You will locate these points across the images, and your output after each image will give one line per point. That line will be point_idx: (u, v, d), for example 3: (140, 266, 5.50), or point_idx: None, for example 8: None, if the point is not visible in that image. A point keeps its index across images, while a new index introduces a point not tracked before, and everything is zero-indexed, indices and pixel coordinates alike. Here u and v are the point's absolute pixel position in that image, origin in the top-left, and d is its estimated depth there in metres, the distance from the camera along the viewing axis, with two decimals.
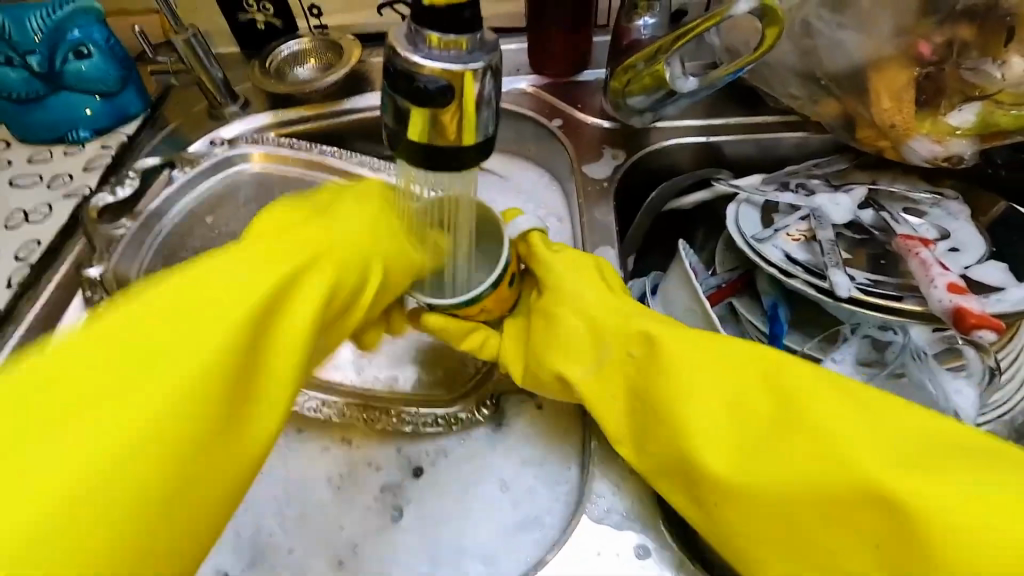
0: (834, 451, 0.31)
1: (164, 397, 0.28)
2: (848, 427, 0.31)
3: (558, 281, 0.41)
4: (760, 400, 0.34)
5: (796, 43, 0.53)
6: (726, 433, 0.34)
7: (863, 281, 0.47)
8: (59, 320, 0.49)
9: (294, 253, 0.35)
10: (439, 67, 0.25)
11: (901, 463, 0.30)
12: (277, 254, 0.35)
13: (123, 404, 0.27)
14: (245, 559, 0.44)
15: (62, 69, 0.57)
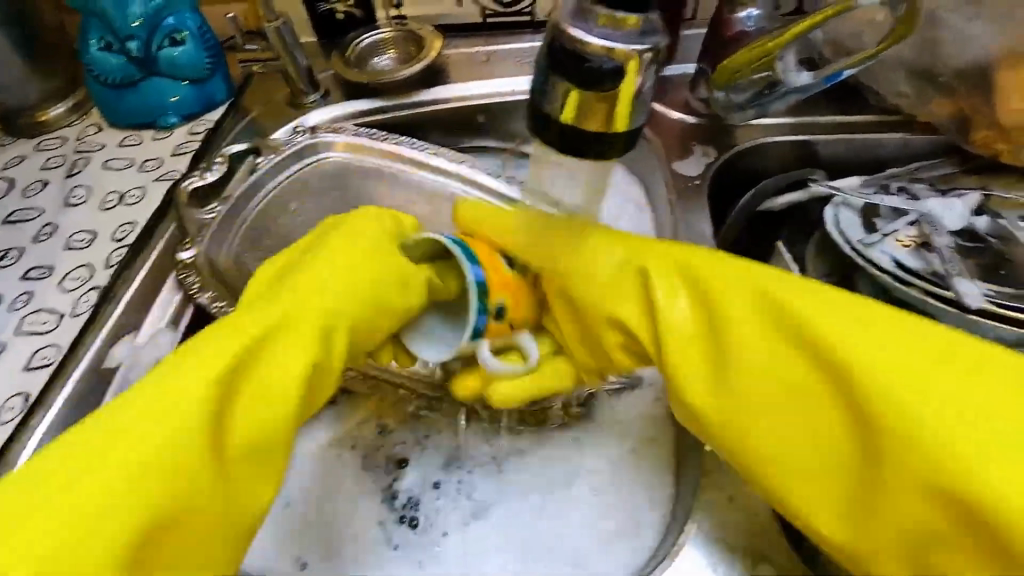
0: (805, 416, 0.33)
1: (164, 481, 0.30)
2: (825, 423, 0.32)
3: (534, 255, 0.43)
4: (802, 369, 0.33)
5: (917, 37, 0.50)
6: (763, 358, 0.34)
7: (988, 291, 0.44)
8: (154, 301, 0.49)
9: (260, 320, 0.35)
10: (606, 47, 0.23)
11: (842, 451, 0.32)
12: (293, 326, 0.35)
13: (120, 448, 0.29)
14: (318, 551, 0.43)
15: (157, 54, 0.58)
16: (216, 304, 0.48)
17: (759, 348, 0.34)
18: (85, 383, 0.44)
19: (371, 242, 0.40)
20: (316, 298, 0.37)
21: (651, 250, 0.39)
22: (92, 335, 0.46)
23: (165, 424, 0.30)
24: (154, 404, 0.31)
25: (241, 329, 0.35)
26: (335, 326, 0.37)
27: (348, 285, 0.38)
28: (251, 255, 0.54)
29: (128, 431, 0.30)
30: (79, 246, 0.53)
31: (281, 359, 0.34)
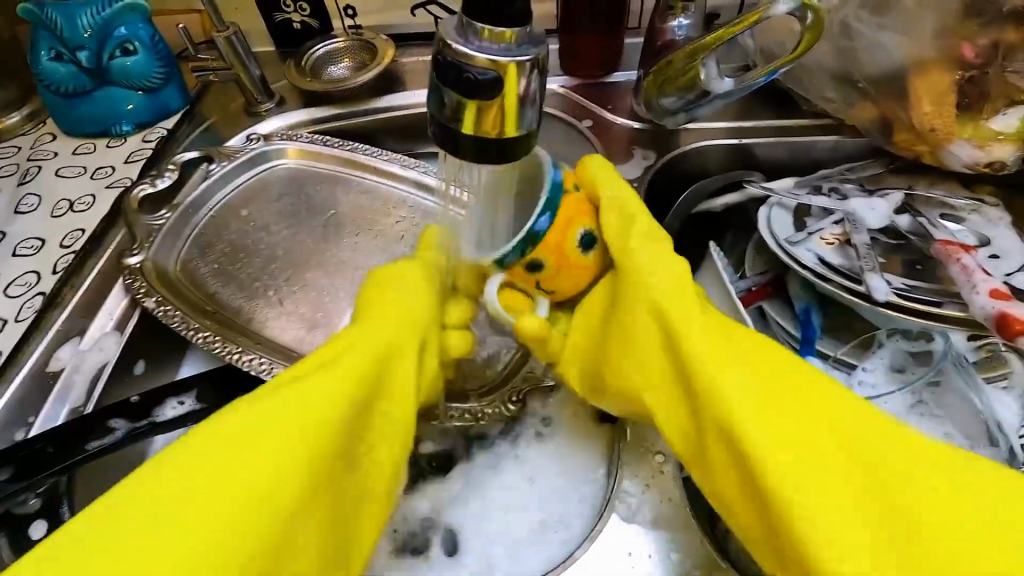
0: (811, 458, 0.29)
1: (245, 494, 0.28)
2: (837, 471, 0.29)
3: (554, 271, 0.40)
4: (795, 412, 0.31)
5: (835, 45, 0.53)
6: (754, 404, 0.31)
7: (899, 285, 0.46)
8: (100, 306, 0.50)
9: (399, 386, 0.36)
10: (488, 59, 0.25)
11: (854, 493, 0.28)
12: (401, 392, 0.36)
13: (226, 479, 0.29)
14: None
15: (108, 64, 0.59)
16: (160, 309, 0.49)
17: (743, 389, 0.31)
18: (27, 387, 0.45)
19: (465, 264, 0.41)
20: (387, 312, 0.37)
21: (650, 281, 0.36)
22: (37, 340, 0.47)
23: (263, 456, 0.29)
24: (229, 452, 0.29)
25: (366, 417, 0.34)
26: (405, 344, 0.36)
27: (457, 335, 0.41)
28: (201, 260, 0.55)
29: (259, 440, 0.30)
30: (27, 253, 0.54)
31: (367, 415, 0.35)
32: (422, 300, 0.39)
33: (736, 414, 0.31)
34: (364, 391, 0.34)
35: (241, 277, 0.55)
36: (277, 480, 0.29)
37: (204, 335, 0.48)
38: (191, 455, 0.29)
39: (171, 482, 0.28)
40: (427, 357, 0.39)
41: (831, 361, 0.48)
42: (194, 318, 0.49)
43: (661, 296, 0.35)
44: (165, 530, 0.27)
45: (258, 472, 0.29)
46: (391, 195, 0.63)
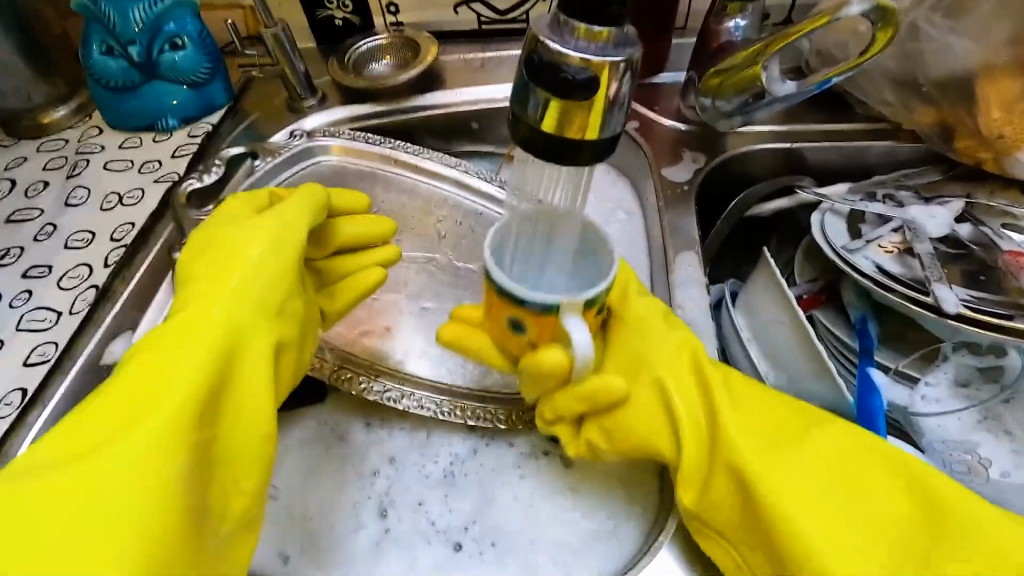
0: (803, 479, 0.35)
1: (129, 461, 0.29)
2: (826, 493, 0.34)
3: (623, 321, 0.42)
4: (787, 441, 0.37)
5: (899, 48, 0.51)
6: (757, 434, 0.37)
7: (967, 295, 0.44)
8: (150, 300, 0.50)
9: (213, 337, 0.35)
10: (583, 59, 0.25)
11: (838, 513, 0.34)
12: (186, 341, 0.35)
13: (93, 460, 0.29)
14: (294, 548, 0.42)
15: (158, 59, 0.60)
16: None
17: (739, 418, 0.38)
18: (80, 379, 0.45)
19: (287, 223, 0.42)
20: (214, 291, 0.38)
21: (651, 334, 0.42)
22: (90, 333, 0.47)
23: (102, 424, 0.31)
24: (118, 420, 0.31)
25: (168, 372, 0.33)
26: (286, 303, 0.39)
27: (270, 254, 0.40)
28: None
29: (131, 414, 0.31)
30: (78, 246, 0.54)
31: (254, 365, 0.36)
32: (269, 268, 0.39)
33: (735, 445, 0.36)
34: (244, 348, 0.36)
35: None
36: (167, 434, 0.31)
37: None
38: (115, 411, 0.32)
39: (106, 444, 0.30)
40: (308, 322, 0.42)
41: (892, 373, 0.47)
42: None
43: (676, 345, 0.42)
44: (83, 481, 0.29)
45: (152, 431, 0.30)
46: (433, 193, 0.63)
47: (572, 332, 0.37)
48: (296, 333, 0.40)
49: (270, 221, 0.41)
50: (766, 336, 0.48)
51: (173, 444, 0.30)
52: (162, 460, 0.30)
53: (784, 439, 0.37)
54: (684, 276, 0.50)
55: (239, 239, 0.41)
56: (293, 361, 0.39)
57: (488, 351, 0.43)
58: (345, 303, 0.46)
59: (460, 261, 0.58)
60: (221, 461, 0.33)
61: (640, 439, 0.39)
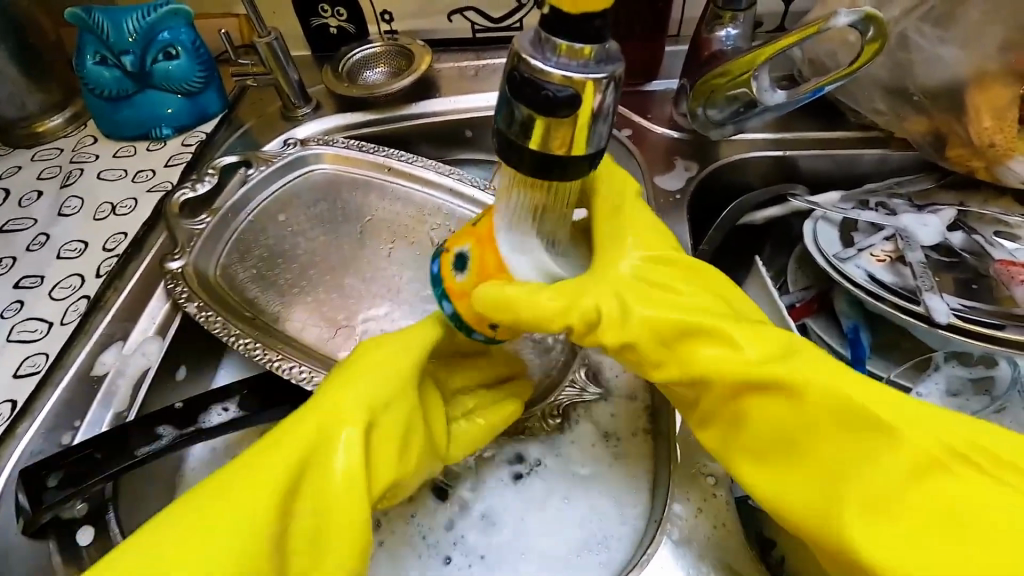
0: (836, 452, 0.30)
1: (220, 556, 0.29)
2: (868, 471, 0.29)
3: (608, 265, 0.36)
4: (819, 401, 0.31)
5: (891, 57, 0.51)
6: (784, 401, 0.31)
7: (958, 305, 0.44)
8: (142, 310, 0.50)
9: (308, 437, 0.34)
10: (564, 76, 0.25)
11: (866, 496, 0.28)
12: (295, 437, 0.34)
13: (185, 552, 0.29)
14: None
15: (151, 69, 0.60)
16: (202, 314, 0.49)
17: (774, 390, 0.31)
18: (71, 390, 0.45)
19: (416, 347, 0.38)
20: (328, 400, 0.35)
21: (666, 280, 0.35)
22: (81, 343, 0.47)
23: (197, 518, 0.31)
24: (207, 513, 0.31)
25: (270, 469, 0.32)
26: (385, 411, 0.35)
27: (400, 346, 0.38)
28: (240, 265, 0.55)
29: (224, 510, 0.31)
30: (71, 256, 0.54)
31: (346, 463, 0.33)
32: (387, 376, 0.36)
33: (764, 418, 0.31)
34: (336, 450, 0.34)
35: (279, 283, 0.55)
36: (253, 533, 0.30)
37: (245, 342, 0.48)
38: (219, 499, 0.31)
39: (208, 525, 0.30)
40: (418, 429, 0.37)
41: (883, 382, 0.47)
42: (234, 326, 0.49)
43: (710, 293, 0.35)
44: (185, 566, 0.29)
45: (241, 519, 0.31)
46: (426, 201, 0.63)
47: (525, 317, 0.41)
48: (400, 429, 0.36)
49: (408, 337, 0.38)
50: None
51: (257, 544, 0.30)
52: (235, 572, 0.29)
53: (782, 357, 0.32)
54: None
55: (412, 332, 0.39)
56: (393, 455, 0.35)
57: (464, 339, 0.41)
58: (475, 429, 0.41)
59: None
60: (311, 556, 0.32)
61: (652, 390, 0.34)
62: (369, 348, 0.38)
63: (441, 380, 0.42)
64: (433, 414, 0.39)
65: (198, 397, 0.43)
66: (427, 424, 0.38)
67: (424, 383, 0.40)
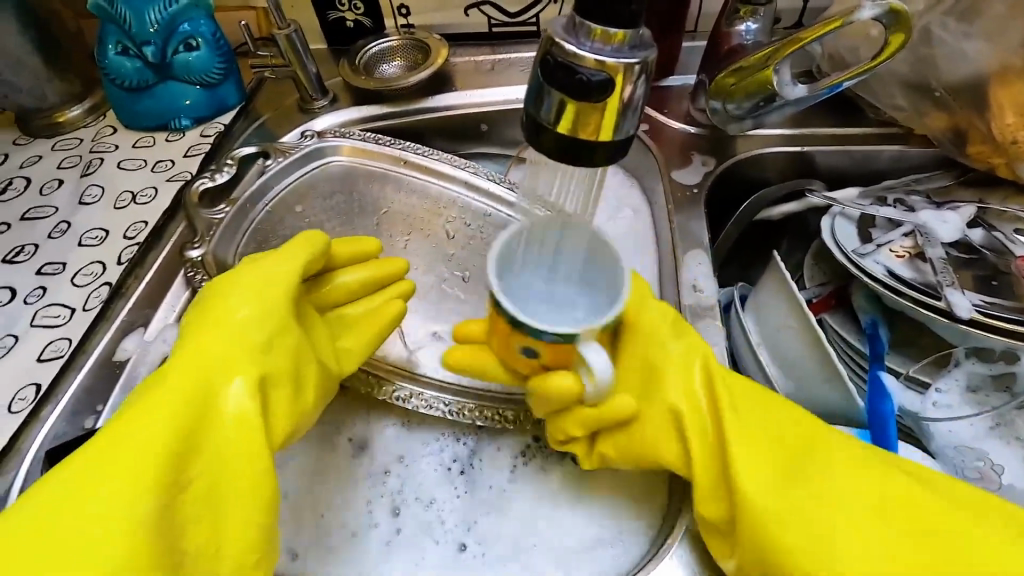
0: (797, 488, 0.34)
1: (120, 495, 0.30)
2: (833, 506, 0.33)
3: (640, 326, 0.42)
4: (780, 432, 0.37)
5: (913, 52, 0.51)
6: (749, 443, 0.36)
7: (978, 300, 0.44)
8: (162, 298, 0.50)
9: (205, 372, 0.36)
10: (598, 60, 0.25)
11: (832, 521, 0.33)
12: (194, 375, 0.36)
13: (90, 494, 0.30)
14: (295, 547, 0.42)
15: (172, 60, 0.60)
16: None
17: (739, 435, 0.36)
18: (93, 375, 0.46)
19: (289, 264, 0.41)
20: (208, 341, 0.37)
21: (649, 338, 0.41)
22: (103, 329, 0.48)
23: (89, 464, 0.31)
24: (100, 457, 0.32)
25: (169, 408, 0.34)
26: (274, 341, 0.38)
27: (270, 274, 0.41)
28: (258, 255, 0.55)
29: (118, 452, 0.32)
30: (92, 243, 0.55)
31: (236, 400, 0.35)
32: (261, 318, 0.39)
33: (736, 461, 0.35)
34: (222, 390, 0.36)
35: None
36: (151, 469, 0.31)
37: None
38: (106, 446, 0.32)
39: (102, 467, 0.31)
40: (307, 360, 0.40)
41: (903, 378, 0.46)
42: None
43: (684, 348, 0.40)
44: (77, 508, 0.30)
45: (116, 465, 0.31)
46: (442, 194, 0.63)
47: (590, 358, 0.37)
48: (291, 366, 0.39)
49: (271, 262, 0.42)
50: (776, 341, 0.48)
51: (161, 471, 0.32)
52: (140, 504, 0.30)
53: (739, 405, 0.38)
54: (693, 277, 0.49)
55: (266, 265, 0.41)
56: (287, 393, 0.38)
57: (500, 375, 0.43)
58: (358, 346, 0.43)
59: (468, 261, 0.59)
60: (205, 499, 0.33)
61: (641, 450, 0.39)
62: (224, 282, 0.41)
63: (333, 324, 0.45)
64: (316, 337, 0.42)
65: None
66: (320, 354, 0.41)
67: (310, 325, 0.42)
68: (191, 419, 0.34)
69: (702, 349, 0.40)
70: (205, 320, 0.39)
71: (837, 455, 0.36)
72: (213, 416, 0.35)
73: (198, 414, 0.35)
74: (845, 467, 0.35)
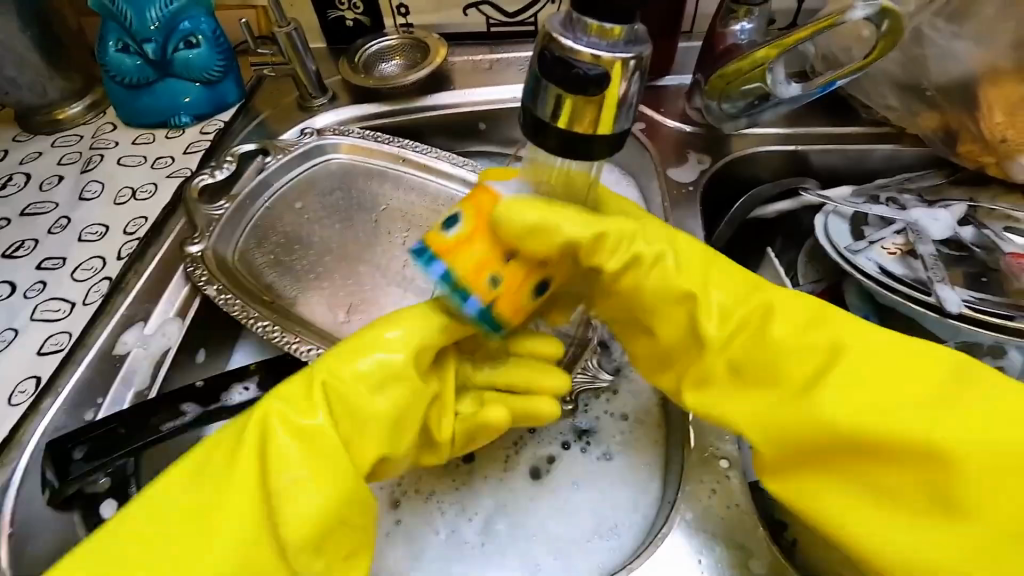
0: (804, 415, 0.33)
1: None
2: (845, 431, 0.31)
3: (628, 259, 0.37)
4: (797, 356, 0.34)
5: (905, 53, 0.52)
6: (744, 380, 0.35)
7: (969, 296, 0.45)
8: (162, 292, 0.51)
9: (283, 475, 0.31)
10: (594, 55, 0.26)
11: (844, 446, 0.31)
12: (269, 472, 0.32)
13: None
14: None
15: (173, 57, 0.60)
16: (222, 297, 0.50)
17: (731, 373, 0.35)
18: (94, 367, 0.46)
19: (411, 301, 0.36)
20: (272, 437, 0.32)
21: (634, 277, 0.37)
22: (104, 322, 0.48)
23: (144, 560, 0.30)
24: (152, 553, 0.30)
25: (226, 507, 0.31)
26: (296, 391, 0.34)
27: (383, 375, 0.34)
28: (257, 251, 0.56)
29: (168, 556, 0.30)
30: (92, 239, 0.55)
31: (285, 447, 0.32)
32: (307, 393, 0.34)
33: (728, 401, 0.35)
34: (300, 498, 0.31)
35: (296, 269, 0.55)
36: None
37: (264, 325, 0.49)
38: (155, 540, 0.31)
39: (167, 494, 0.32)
40: (395, 451, 0.35)
41: None
42: (254, 308, 0.50)
43: (671, 277, 0.37)
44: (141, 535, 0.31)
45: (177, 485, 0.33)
46: (440, 192, 0.64)
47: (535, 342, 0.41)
48: (359, 473, 0.33)
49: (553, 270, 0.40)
50: None
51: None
52: None
53: (738, 336, 0.36)
54: None
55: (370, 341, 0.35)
56: (347, 528, 0.33)
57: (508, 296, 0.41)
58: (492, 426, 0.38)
59: None
60: None
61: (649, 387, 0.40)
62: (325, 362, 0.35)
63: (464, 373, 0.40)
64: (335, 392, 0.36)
65: (224, 374, 0.45)
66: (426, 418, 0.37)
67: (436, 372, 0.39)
68: (246, 528, 0.31)
69: (681, 283, 0.37)
70: (329, 401, 0.34)
71: (857, 366, 0.32)
72: (273, 522, 0.31)
73: (258, 517, 0.31)
74: (862, 377, 0.32)
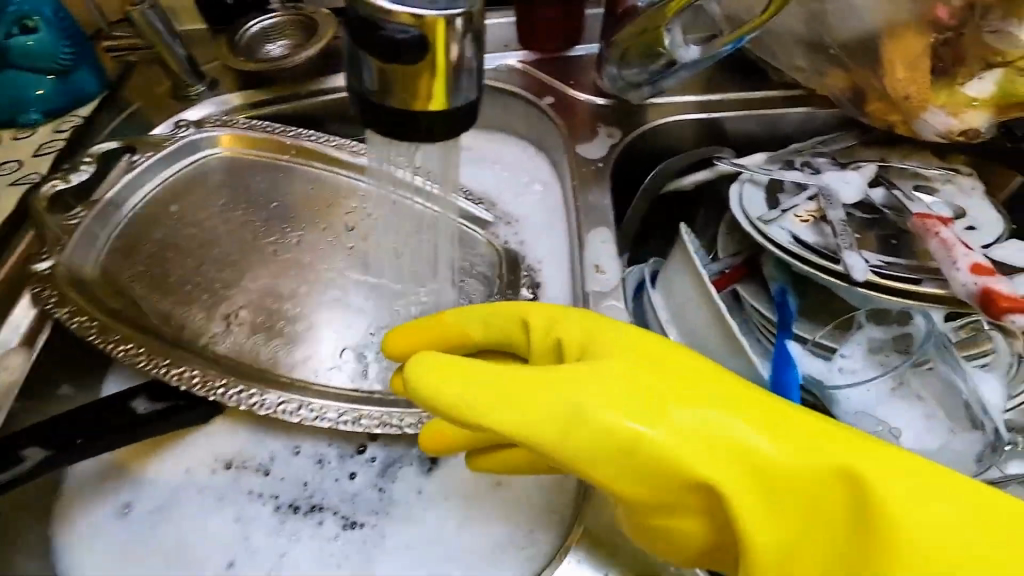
0: None
1: None
2: None
3: (590, 385, 0.31)
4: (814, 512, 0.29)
5: (805, 9, 0.49)
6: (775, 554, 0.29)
7: (876, 262, 0.44)
8: (3, 320, 0.44)
9: None
10: (411, 12, 0.21)
11: None
12: None
13: None
14: None
15: (6, 44, 0.52)
16: (73, 322, 0.43)
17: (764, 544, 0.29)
18: None
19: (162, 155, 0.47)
20: None
21: (604, 416, 0.30)
22: None
23: None
24: None
25: None
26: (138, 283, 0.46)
27: None
28: (124, 263, 0.49)
29: None
30: None
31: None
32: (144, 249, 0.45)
33: None
34: None
35: (170, 280, 0.49)
36: None
37: (128, 348, 0.43)
38: None
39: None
40: None
41: (811, 345, 0.45)
42: (115, 330, 0.44)
43: (648, 402, 0.31)
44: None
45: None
46: (340, 184, 0.58)
47: None
48: None
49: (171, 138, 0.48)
50: (684, 319, 0.46)
51: None
52: None
53: (752, 484, 0.30)
54: (598, 254, 0.47)
55: None
56: None
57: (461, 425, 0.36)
58: None
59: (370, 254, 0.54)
60: None
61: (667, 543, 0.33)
62: None
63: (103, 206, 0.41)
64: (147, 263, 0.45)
65: (88, 407, 0.41)
66: None
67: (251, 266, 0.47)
68: None
69: (658, 404, 0.31)
70: None
71: (883, 508, 0.28)
72: None
73: None
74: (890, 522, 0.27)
